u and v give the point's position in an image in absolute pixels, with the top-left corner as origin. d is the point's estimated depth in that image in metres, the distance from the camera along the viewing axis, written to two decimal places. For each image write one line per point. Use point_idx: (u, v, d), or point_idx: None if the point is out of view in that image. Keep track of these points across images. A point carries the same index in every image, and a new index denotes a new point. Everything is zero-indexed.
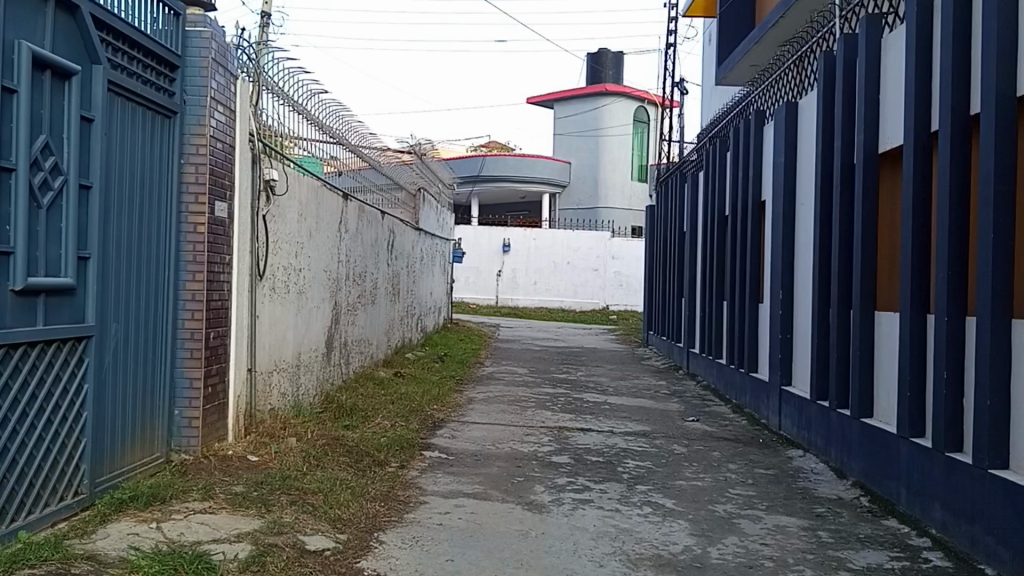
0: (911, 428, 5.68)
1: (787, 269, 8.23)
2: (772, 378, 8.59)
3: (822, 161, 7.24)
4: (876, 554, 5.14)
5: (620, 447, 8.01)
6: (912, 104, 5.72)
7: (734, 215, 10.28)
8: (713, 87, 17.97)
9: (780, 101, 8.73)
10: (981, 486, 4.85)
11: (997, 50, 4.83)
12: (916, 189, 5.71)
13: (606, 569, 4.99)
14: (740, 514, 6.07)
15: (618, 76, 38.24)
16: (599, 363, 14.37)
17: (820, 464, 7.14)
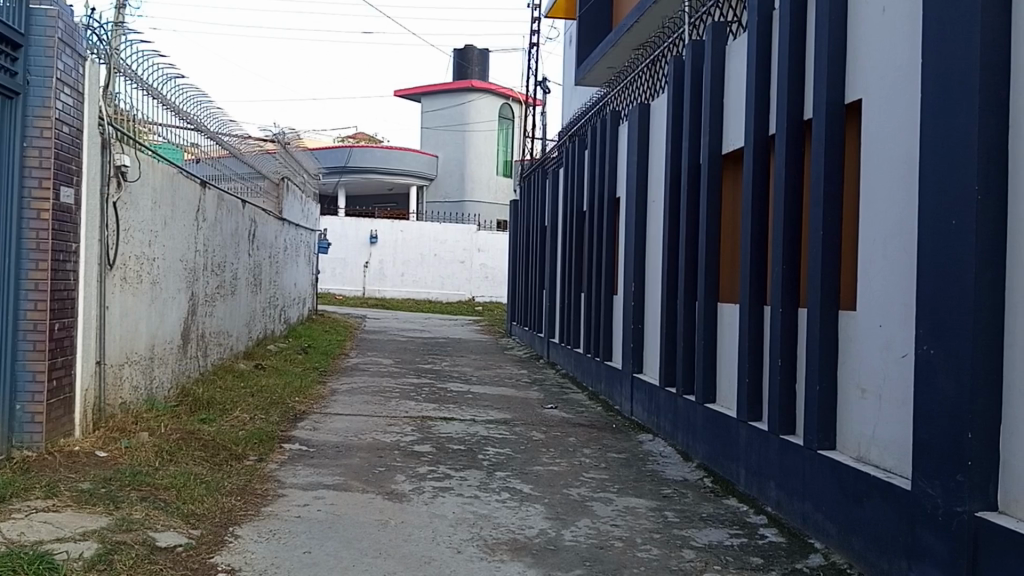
0: (750, 412, 6.08)
1: (640, 264, 8.66)
2: (624, 366, 9.04)
3: (672, 161, 7.66)
4: (716, 532, 5.52)
5: (481, 434, 8.21)
6: (753, 107, 6.09)
7: (592, 210, 10.68)
8: (572, 89, 18.53)
9: (634, 102, 9.15)
10: (811, 466, 5.20)
11: (829, 56, 5.02)
12: (755, 189, 6.08)
13: (463, 555, 5.13)
14: (592, 496, 6.37)
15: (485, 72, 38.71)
16: (463, 354, 14.59)
17: (668, 448, 7.58)
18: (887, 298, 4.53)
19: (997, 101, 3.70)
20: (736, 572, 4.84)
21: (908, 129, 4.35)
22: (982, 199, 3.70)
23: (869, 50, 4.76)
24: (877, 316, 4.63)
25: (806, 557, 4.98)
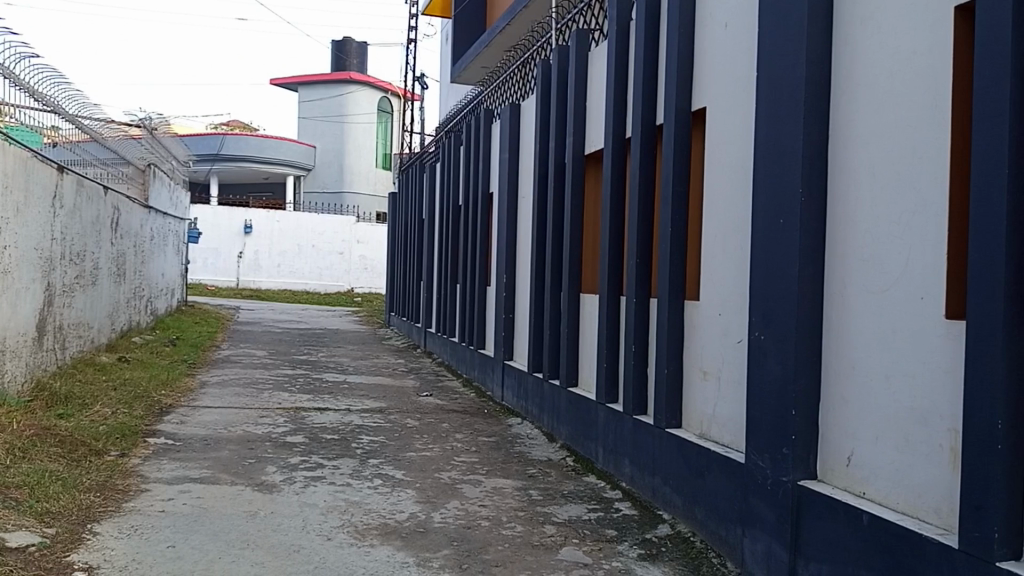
0: (608, 395, 6.40)
1: (511, 256, 8.90)
2: (496, 353, 9.30)
3: (540, 159, 7.93)
4: (576, 507, 5.80)
5: (355, 423, 8.25)
6: (612, 109, 6.39)
7: (467, 205, 10.87)
8: (448, 86, 18.74)
9: (506, 101, 9.39)
10: (661, 443, 5.54)
11: (678, 66, 5.34)
12: (613, 187, 6.38)
13: (333, 542, 5.18)
14: (462, 479, 6.55)
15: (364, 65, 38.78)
16: (340, 344, 14.51)
17: (535, 430, 7.87)
18: (726, 288, 4.88)
19: (817, 110, 3.97)
20: (592, 544, 5.12)
21: (744, 134, 4.69)
22: (804, 198, 3.98)
23: (713, 62, 5.08)
24: (717, 305, 4.99)
25: (654, 527, 5.32)
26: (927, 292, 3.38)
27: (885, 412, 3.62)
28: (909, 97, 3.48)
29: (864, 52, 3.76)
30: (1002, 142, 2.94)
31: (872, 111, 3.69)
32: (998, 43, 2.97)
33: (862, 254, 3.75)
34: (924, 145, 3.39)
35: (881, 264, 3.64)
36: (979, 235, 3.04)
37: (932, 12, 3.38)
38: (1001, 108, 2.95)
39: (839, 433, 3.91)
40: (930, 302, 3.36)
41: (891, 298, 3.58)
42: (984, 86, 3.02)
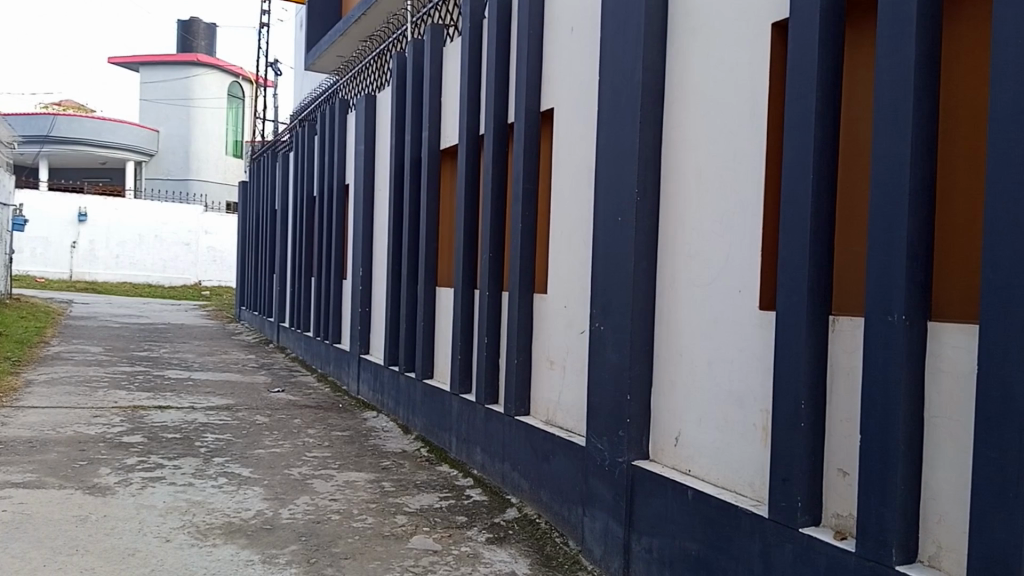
0: (462, 386, 6.53)
1: (367, 249, 8.87)
2: (351, 347, 9.26)
3: (396, 151, 7.96)
4: (428, 496, 5.91)
5: (199, 421, 7.99)
6: (466, 106, 6.52)
7: (322, 196, 10.72)
8: (302, 73, 18.38)
9: (361, 92, 9.34)
10: (510, 431, 5.74)
11: (528, 68, 5.53)
12: (468, 182, 6.52)
13: (173, 544, 5.02)
14: (313, 474, 6.50)
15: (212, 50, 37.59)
16: (184, 339, 13.92)
17: (390, 423, 7.91)
18: (570, 281, 5.11)
19: (651, 115, 4.25)
20: (442, 531, 5.24)
21: (587, 136, 4.93)
22: (639, 199, 4.25)
23: (559, 65, 5.31)
24: (562, 298, 5.23)
25: (503, 512, 5.53)
26: (744, 286, 3.72)
27: (708, 396, 3.95)
28: (732, 106, 3.79)
29: (694, 63, 4.06)
30: (808, 151, 3.27)
31: (699, 120, 4.01)
32: (805, 61, 3.29)
33: (689, 250, 4.07)
34: (745, 153, 3.71)
35: (705, 260, 3.96)
36: (787, 235, 3.38)
37: (751, 29, 3.70)
38: (807, 120, 3.27)
39: (669, 416, 4.24)
40: (747, 295, 3.71)
41: (713, 292, 3.91)
42: (793, 101, 3.34)
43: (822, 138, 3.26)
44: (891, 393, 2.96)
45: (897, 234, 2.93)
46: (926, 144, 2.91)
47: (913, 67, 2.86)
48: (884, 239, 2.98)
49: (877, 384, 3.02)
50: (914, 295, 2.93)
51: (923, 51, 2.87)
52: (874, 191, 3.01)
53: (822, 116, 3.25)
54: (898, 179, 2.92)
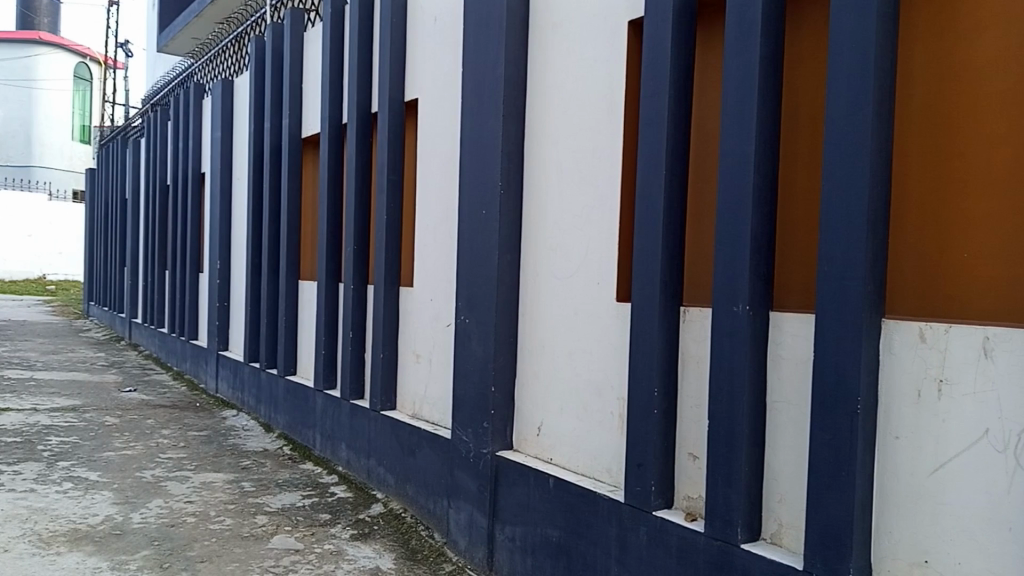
0: (326, 381, 6.39)
1: (226, 241, 8.53)
2: (209, 344, 8.88)
3: (255, 139, 7.69)
4: (290, 495, 5.75)
5: (42, 424, 7.44)
6: (328, 93, 6.38)
7: (176, 185, 10.23)
8: (154, 56, 17.48)
9: (219, 77, 8.98)
10: (375, 426, 5.66)
11: (390, 56, 5.46)
12: (331, 172, 6.38)
13: (10, 554, 4.65)
14: (167, 476, 6.19)
15: (54, 27, 35.13)
16: (25, 338, 12.94)
17: (250, 421, 7.64)
18: (436, 274, 5.10)
19: (514, 108, 4.29)
20: (304, 529, 5.12)
21: (450, 128, 4.92)
22: (503, 192, 4.29)
23: (423, 55, 5.28)
24: (427, 292, 5.20)
25: (368, 507, 5.46)
26: (603, 278, 3.82)
27: (569, 386, 4.04)
28: (591, 103, 3.88)
29: (555, 58, 4.12)
30: (662, 146, 3.39)
31: (561, 114, 4.07)
32: (659, 59, 3.40)
33: (552, 243, 4.14)
34: (604, 149, 3.81)
35: (566, 253, 4.05)
36: (642, 229, 3.50)
37: (609, 27, 3.79)
38: (660, 118, 3.39)
39: (532, 406, 4.31)
40: (605, 286, 3.81)
41: (574, 284, 4.00)
42: (648, 98, 3.46)
43: (674, 135, 3.39)
44: (736, 379, 3.12)
45: (742, 228, 3.09)
46: (769, 143, 3.07)
47: (757, 69, 3.02)
48: (731, 233, 3.14)
49: (724, 371, 3.18)
50: (757, 287, 3.10)
51: (767, 54, 3.02)
52: (723, 187, 3.16)
53: (674, 114, 3.38)
54: (744, 177, 3.07)
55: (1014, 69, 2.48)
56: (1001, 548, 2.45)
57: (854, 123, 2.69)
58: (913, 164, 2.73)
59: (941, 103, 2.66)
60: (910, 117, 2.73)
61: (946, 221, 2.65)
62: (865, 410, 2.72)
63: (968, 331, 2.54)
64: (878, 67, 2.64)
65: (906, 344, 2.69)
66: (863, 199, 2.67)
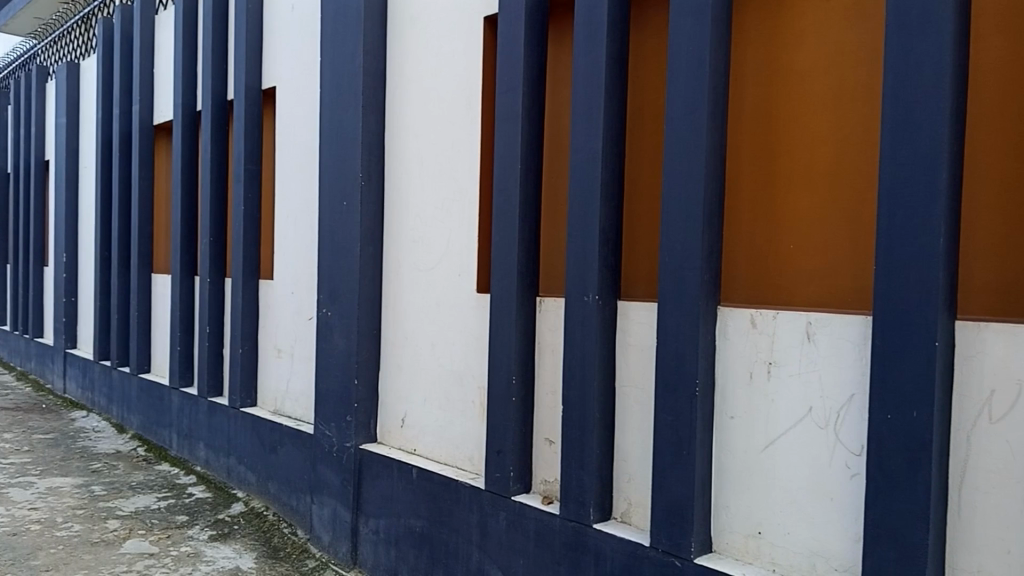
0: (182, 378, 6.15)
1: (73, 233, 8.06)
2: (56, 342, 8.37)
3: (104, 125, 7.32)
4: (144, 498, 5.51)
5: None
6: (181, 79, 6.14)
7: (17, 174, 9.58)
8: None
9: (64, 59, 8.49)
10: (235, 423, 5.51)
11: (247, 43, 5.32)
12: (185, 161, 6.15)
13: None
14: (9, 482, 5.80)
15: None
16: None
17: (102, 422, 7.26)
18: (296, 266, 5.01)
19: (373, 99, 4.28)
20: (159, 532, 4.93)
21: (308, 118, 4.86)
22: (363, 183, 4.27)
23: (280, 43, 5.17)
24: (288, 284, 5.11)
25: (228, 507, 5.30)
26: (463, 269, 3.87)
27: (431, 376, 4.07)
28: (449, 96, 3.92)
29: (414, 50, 4.14)
30: (516, 141, 3.47)
31: (420, 106, 4.09)
32: (513, 55, 3.49)
33: (413, 235, 4.16)
34: (462, 141, 3.86)
35: (427, 245, 4.08)
36: (499, 221, 3.57)
37: (466, 21, 3.84)
38: (515, 112, 3.48)
39: (396, 398, 4.32)
40: (465, 278, 3.86)
41: (436, 275, 4.03)
42: (503, 93, 3.53)
43: (528, 130, 3.48)
44: (588, 366, 3.25)
45: (592, 221, 3.21)
46: (615, 139, 3.20)
47: (604, 67, 3.15)
48: (582, 226, 3.25)
49: (577, 359, 3.30)
50: (606, 277, 3.23)
51: (612, 53, 3.15)
52: (574, 181, 3.27)
53: (527, 108, 3.47)
54: (593, 171, 3.20)
55: (831, 74, 2.66)
56: (822, 517, 2.63)
57: (691, 122, 2.85)
58: (744, 161, 2.90)
59: (768, 104, 2.84)
60: (741, 118, 2.91)
61: (775, 216, 2.83)
62: (703, 392, 2.89)
63: (793, 317, 2.72)
64: (711, 69, 2.80)
65: (739, 329, 2.87)
66: (699, 193, 2.83)
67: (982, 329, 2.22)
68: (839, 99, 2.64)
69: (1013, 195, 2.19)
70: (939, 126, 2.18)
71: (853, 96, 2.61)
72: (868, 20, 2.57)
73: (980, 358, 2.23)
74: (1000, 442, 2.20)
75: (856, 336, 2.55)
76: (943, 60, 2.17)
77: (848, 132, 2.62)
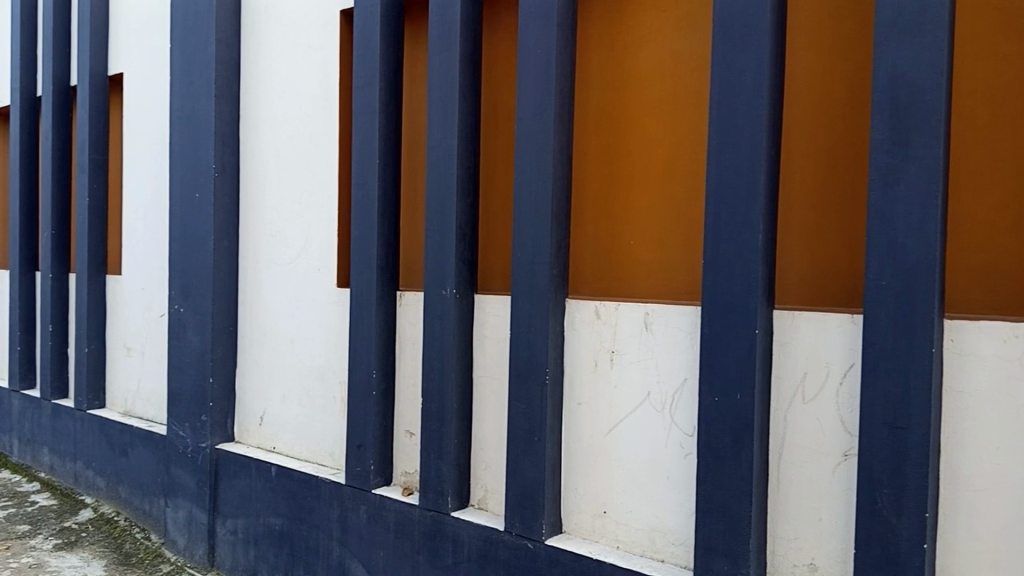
0: (23, 380, 5.80)
1: None
2: None
3: None
4: None
5: None
6: (18, 63, 5.78)
7: None
8: None
9: None
10: (82, 426, 5.25)
11: (91, 27, 5.07)
12: (24, 150, 5.80)
13: None
14: None
15: None
16: None
17: None
18: (146, 261, 4.83)
19: (227, 89, 4.19)
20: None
21: (158, 106, 4.69)
22: (217, 176, 4.17)
23: (126, 28, 4.96)
24: (138, 280, 4.91)
25: (75, 514, 5.05)
26: (322, 264, 3.85)
27: (289, 372, 4.03)
28: (305, 89, 3.89)
29: (269, 41, 4.08)
30: (373, 135, 3.50)
31: (277, 98, 4.04)
32: (369, 50, 3.51)
33: (271, 230, 4.10)
34: (319, 134, 3.84)
35: (285, 239, 4.03)
36: (358, 216, 3.59)
37: (321, 13, 3.82)
38: (372, 107, 3.50)
39: (253, 395, 4.25)
40: (324, 273, 3.84)
41: (294, 269, 3.99)
42: (360, 87, 3.55)
43: (385, 125, 3.51)
44: (445, 358, 3.31)
45: (448, 216, 3.27)
46: (469, 136, 3.28)
47: (458, 65, 3.22)
48: (439, 221, 3.31)
49: (434, 351, 3.36)
50: (462, 271, 3.30)
51: (465, 52, 3.23)
52: (431, 176, 3.33)
53: (383, 104, 3.50)
54: (448, 166, 3.26)
55: (667, 82, 2.84)
56: (661, 495, 2.80)
57: (540, 122, 2.96)
58: (590, 160, 3.04)
59: (612, 107, 2.98)
60: (587, 119, 3.04)
61: (618, 214, 2.98)
62: (553, 381, 3.01)
63: (633, 308, 2.86)
64: (558, 71, 2.92)
65: (586, 321, 3.00)
66: (548, 190, 2.95)
67: (795, 317, 2.41)
68: (675, 105, 2.82)
69: (821, 194, 2.40)
70: (757, 130, 2.37)
71: (686, 102, 2.79)
72: (699, 32, 2.75)
73: (793, 343, 2.41)
74: (812, 419, 2.38)
75: (689, 326, 2.72)
76: (761, 69, 2.36)
77: (683, 136, 2.80)
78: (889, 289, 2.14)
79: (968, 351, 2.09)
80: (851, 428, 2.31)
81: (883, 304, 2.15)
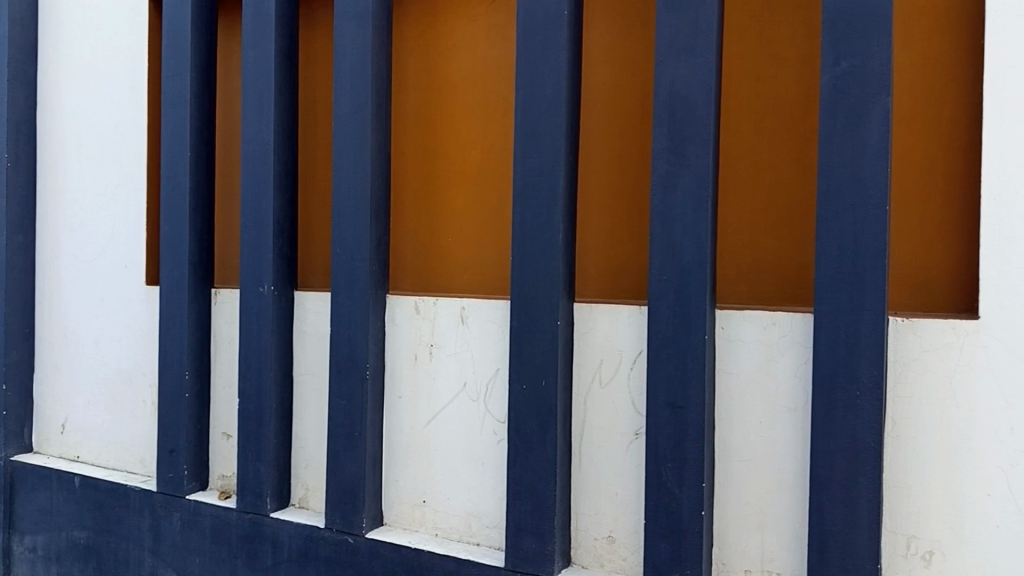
0: None
1: None
2: None
3: None
4: None
5: None
6: None
7: None
8: None
9: None
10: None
11: None
12: None
13: None
14: None
15: None
16: None
17: None
18: None
19: (21, 75, 3.93)
20: None
21: None
22: (9, 168, 3.90)
23: None
24: None
25: None
26: (129, 261, 3.69)
27: (94, 376, 3.83)
28: (109, 78, 3.73)
29: (68, 26, 3.87)
30: (184, 129, 3.40)
31: (77, 88, 3.83)
32: (179, 41, 3.42)
33: (72, 225, 3.88)
34: (125, 126, 3.68)
35: (88, 235, 3.83)
36: (168, 212, 3.48)
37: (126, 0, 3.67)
38: (182, 100, 3.41)
39: (53, 401, 4.00)
40: (131, 270, 3.68)
41: (99, 268, 3.80)
42: (170, 79, 3.45)
43: (196, 119, 3.43)
44: (262, 357, 3.28)
45: (264, 213, 3.25)
46: (285, 133, 3.27)
47: (272, 61, 3.20)
48: (254, 218, 3.28)
49: (251, 349, 3.32)
50: (280, 269, 3.28)
51: (280, 48, 3.22)
52: (246, 172, 3.29)
53: (195, 97, 3.42)
54: (264, 163, 3.24)
55: (478, 87, 2.97)
56: (476, 483, 2.92)
57: (356, 121, 3.01)
58: (407, 161, 3.13)
59: (426, 110, 3.08)
60: (404, 121, 3.13)
61: (435, 213, 3.08)
62: (372, 376, 3.06)
63: (450, 303, 2.97)
64: (373, 73, 2.99)
65: (404, 316, 3.07)
66: (364, 189, 3.00)
67: (593, 309, 2.60)
68: (486, 110, 2.96)
69: (616, 197, 2.62)
70: (557, 136, 2.55)
71: (495, 108, 2.93)
72: (506, 41, 2.90)
73: (591, 333, 2.61)
74: (608, 403, 2.59)
75: (498, 320, 2.86)
76: (559, 80, 2.54)
77: (493, 139, 2.94)
78: (669, 283, 2.37)
79: (736, 337, 2.35)
80: (641, 409, 2.53)
81: (665, 297, 2.37)
